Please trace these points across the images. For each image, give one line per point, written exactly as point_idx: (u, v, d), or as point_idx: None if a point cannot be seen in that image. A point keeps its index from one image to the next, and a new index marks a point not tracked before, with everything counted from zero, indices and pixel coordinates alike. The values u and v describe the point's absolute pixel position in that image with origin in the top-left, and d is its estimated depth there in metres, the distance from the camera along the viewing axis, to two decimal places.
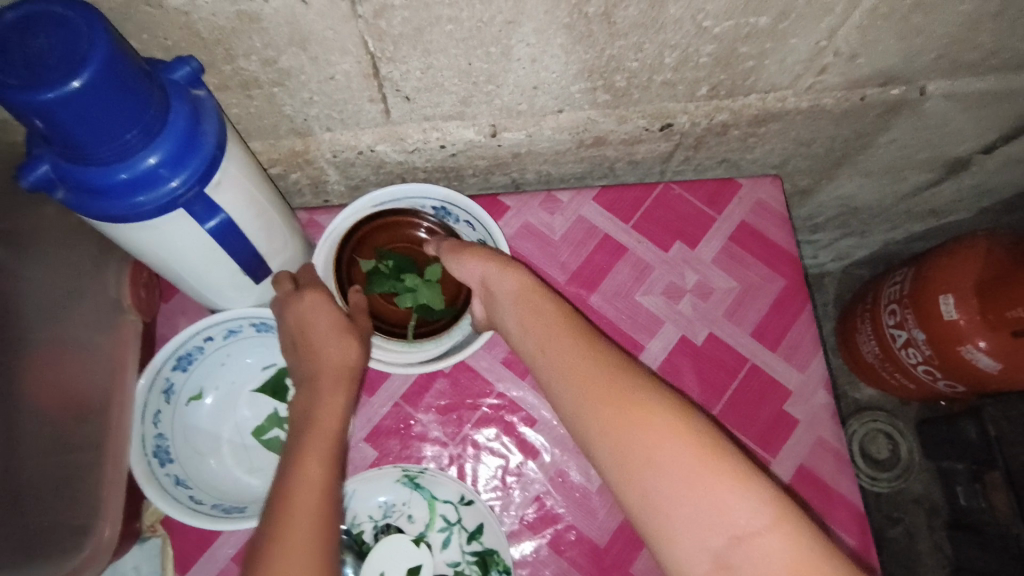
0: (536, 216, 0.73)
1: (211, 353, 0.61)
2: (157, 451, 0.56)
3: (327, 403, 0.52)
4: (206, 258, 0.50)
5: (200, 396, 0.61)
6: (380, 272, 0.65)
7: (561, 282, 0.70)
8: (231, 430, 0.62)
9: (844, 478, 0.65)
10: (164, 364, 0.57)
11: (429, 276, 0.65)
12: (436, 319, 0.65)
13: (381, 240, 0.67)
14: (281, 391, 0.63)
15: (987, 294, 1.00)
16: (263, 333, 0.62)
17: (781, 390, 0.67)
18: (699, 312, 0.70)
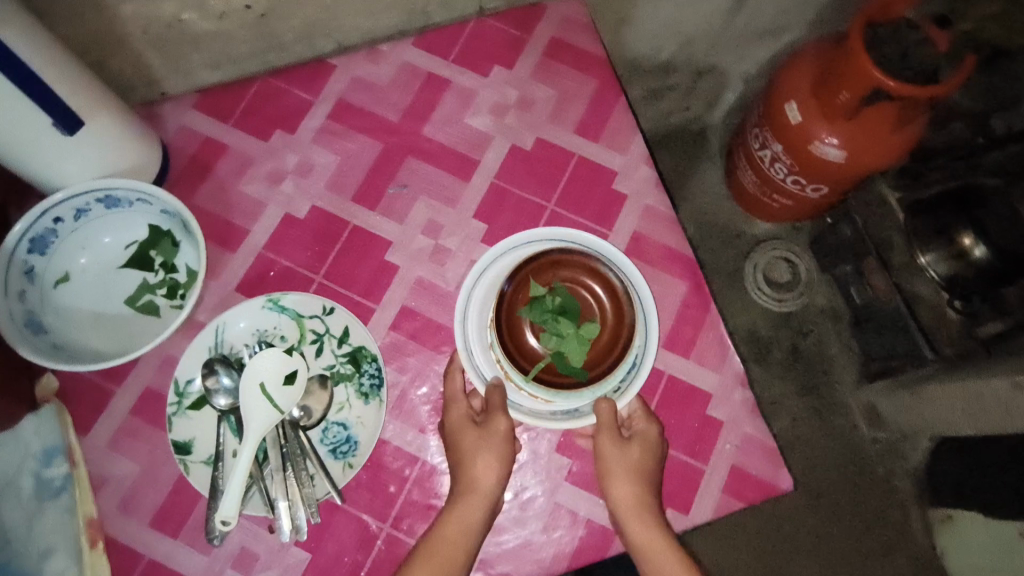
0: (362, 69, 0.77)
1: (67, 236, 0.65)
2: (29, 322, 0.60)
3: (451, 523, 0.58)
4: (9, 119, 0.54)
5: (67, 279, 0.65)
6: (545, 303, 0.62)
7: (395, 120, 0.75)
8: (106, 305, 0.66)
9: (675, 235, 0.73)
10: (17, 246, 0.61)
11: (586, 331, 0.61)
12: (565, 374, 0.61)
13: (565, 274, 0.63)
14: (146, 262, 0.67)
15: (822, 90, 1.09)
16: (113, 209, 0.65)
17: (608, 173, 0.75)
18: (525, 121, 0.76)
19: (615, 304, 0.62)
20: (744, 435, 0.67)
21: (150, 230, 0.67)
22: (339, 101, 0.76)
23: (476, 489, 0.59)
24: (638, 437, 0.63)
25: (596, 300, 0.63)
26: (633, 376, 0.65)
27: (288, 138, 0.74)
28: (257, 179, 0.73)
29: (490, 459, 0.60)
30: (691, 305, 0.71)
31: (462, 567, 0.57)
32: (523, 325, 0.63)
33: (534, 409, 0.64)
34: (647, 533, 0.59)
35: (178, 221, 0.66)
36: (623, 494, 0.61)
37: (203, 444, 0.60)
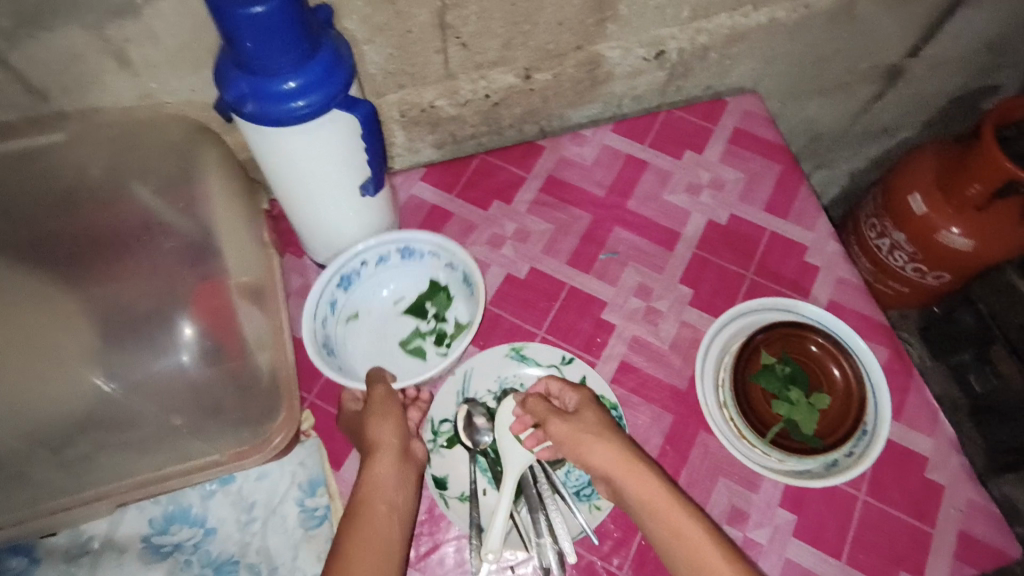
0: (568, 150, 0.87)
1: (366, 279, 0.73)
2: (326, 345, 0.68)
3: (371, 478, 0.58)
4: (332, 177, 0.62)
5: (355, 317, 0.73)
6: (776, 372, 0.68)
7: (601, 195, 0.84)
8: (382, 346, 0.72)
9: (868, 303, 0.78)
10: (332, 280, 0.70)
11: (816, 401, 0.67)
12: (800, 441, 0.65)
13: (794, 346, 0.69)
14: (422, 311, 0.74)
15: (948, 185, 1.17)
16: (405, 259, 0.74)
17: (799, 246, 0.81)
18: (718, 200, 0.84)
19: (849, 381, 0.66)
20: (968, 499, 0.68)
21: (432, 284, 0.75)
22: (549, 177, 0.85)
23: (376, 449, 0.59)
24: (583, 409, 0.63)
25: (826, 375, 0.68)
26: (867, 445, 0.66)
27: (506, 207, 0.83)
28: (480, 242, 0.80)
29: (388, 420, 0.61)
30: (894, 369, 0.74)
31: (390, 529, 0.56)
32: (755, 392, 0.67)
33: (771, 468, 0.66)
34: (639, 485, 0.57)
35: (460, 274, 0.73)
36: (606, 462, 0.59)
37: (456, 479, 0.65)
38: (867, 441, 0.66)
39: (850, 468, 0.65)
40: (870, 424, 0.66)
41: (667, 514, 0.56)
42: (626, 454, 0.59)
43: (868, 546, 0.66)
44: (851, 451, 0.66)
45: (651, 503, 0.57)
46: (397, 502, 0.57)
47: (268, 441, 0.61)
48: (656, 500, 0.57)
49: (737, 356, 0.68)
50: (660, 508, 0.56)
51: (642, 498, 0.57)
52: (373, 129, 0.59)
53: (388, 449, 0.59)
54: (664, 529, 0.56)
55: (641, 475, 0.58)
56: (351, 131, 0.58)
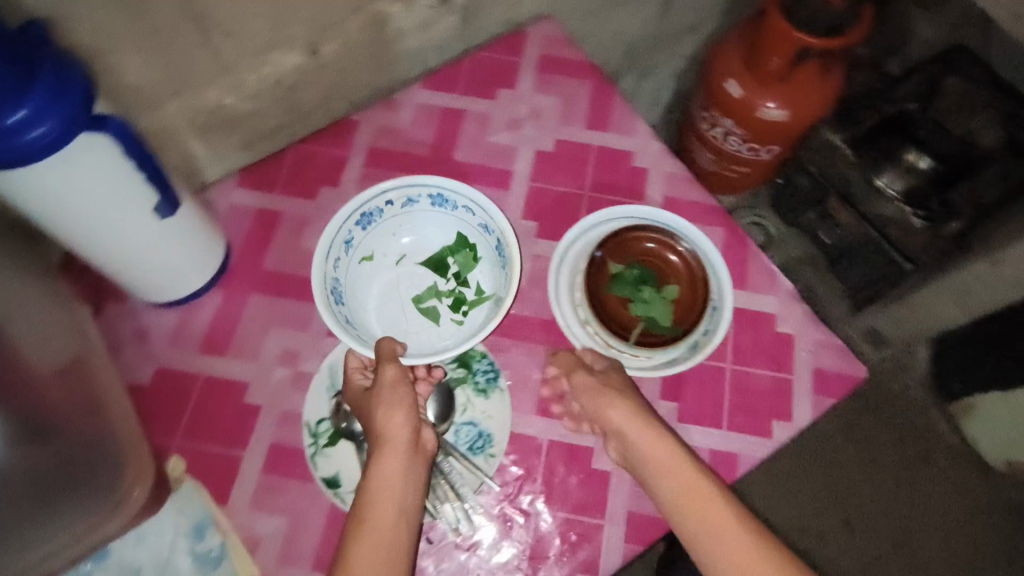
0: (382, 117, 0.84)
1: (388, 218, 0.76)
2: (336, 291, 0.70)
3: (380, 474, 0.57)
4: (113, 209, 0.56)
5: (370, 259, 0.76)
6: (626, 278, 0.71)
7: (427, 154, 0.83)
8: (395, 296, 0.77)
9: (697, 190, 0.82)
10: (351, 217, 0.72)
11: (667, 292, 0.71)
12: (661, 333, 0.69)
13: (636, 249, 0.72)
14: (441, 266, 0.77)
15: (752, 63, 1.23)
16: (434, 206, 0.77)
17: (625, 153, 0.83)
18: (540, 129, 0.84)
19: (688, 267, 0.71)
20: (816, 338, 0.75)
21: (458, 238, 0.78)
22: (371, 150, 0.83)
23: (388, 443, 0.58)
24: (611, 367, 0.67)
25: (669, 267, 0.72)
26: (718, 320, 0.69)
27: (335, 192, 0.80)
28: (317, 234, 0.78)
29: (402, 412, 0.59)
30: (731, 244, 0.79)
31: (396, 525, 0.55)
32: (611, 301, 0.72)
33: (640, 367, 0.69)
34: (655, 443, 0.61)
35: (491, 237, 0.75)
36: (624, 419, 0.63)
37: (348, 475, 0.63)
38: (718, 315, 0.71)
39: (708, 344, 0.68)
40: (716, 299, 0.70)
41: (679, 472, 0.60)
42: (642, 412, 0.63)
43: (746, 409, 0.71)
44: (706, 330, 0.69)
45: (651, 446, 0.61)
46: (405, 496, 0.56)
47: (126, 498, 0.59)
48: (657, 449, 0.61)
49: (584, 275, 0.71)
50: (674, 469, 0.60)
51: (646, 447, 0.61)
52: (138, 146, 0.54)
53: (398, 446, 0.58)
54: (674, 487, 0.59)
55: (656, 438, 0.62)
56: (115, 152, 0.53)
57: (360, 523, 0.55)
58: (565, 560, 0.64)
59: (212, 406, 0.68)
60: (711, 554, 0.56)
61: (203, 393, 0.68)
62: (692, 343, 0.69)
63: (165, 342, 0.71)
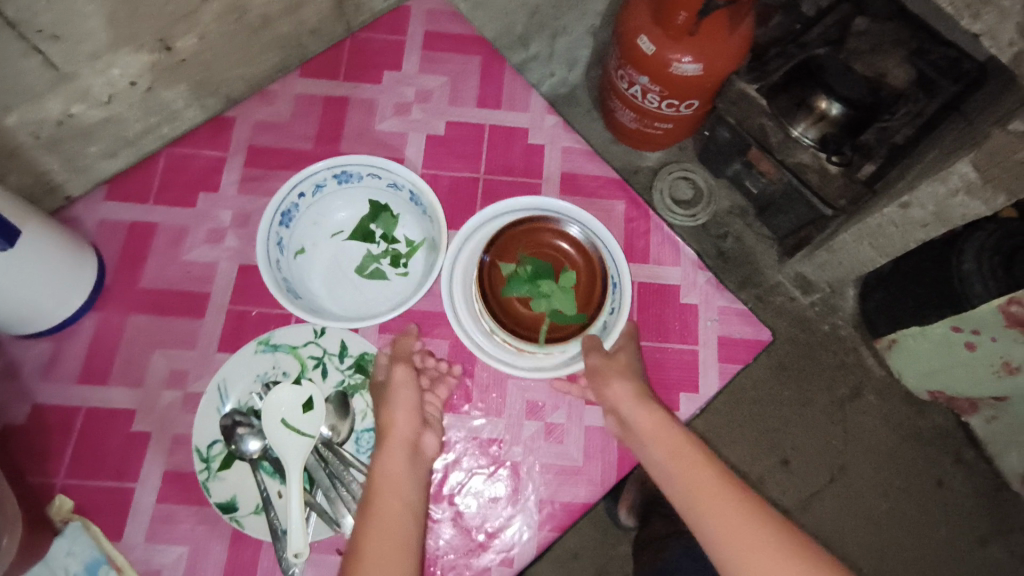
0: (260, 112, 0.79)
1: (306, 210, 0.71)
2: (287, 288, 0.67)
3: (382, 466, 0.58)
4: None
5: (303, 252, 0.72)
6: (521, 276, 0.68)
7: (311, 148, 0.78)
8: (341, 274, 0.73)
9: (596, 163, 0.80)
10: (272, 220, 0.67)
11: (564, 280, 0.68)
12: (568, 324, 0.68)
13: (525, 242, 0.70)
14: (371, 235, 0.74)
15: (660, 16, 1.14)
16: (342, 184, 0.72)
17: (520, 130, 0.80)
18: (429, 111, 0.81)
19: (581, 250, 0.69)
20: (720, 306, 0.75)
21: (373, 205, 0.74)
22: (250, 148, 0.78)
23: (389, 438, 0.59)
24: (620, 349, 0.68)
25: (561, 254, 0.70)
26: (620, 295, 0.70)
27: (214, 196, 0.75)
28: (198, 243, 0.73)
29: (403, 409, 0.61)
30: (632, 217, 0.78)
31: (403, 517, 0.55)
32: (510, 302, 0.69)
33: (556, 364, 0.69)
34: (644, 412, 0.62)
35: (405, 191, 0.72)
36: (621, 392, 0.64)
37: (247, 499, 0.61)
38: (619, 290, 0.70)
39: (618, 319, 0.69)
40: (614, 274, 0.70)
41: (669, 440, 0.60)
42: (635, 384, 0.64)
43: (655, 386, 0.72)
44: (612, 308, 0.70)
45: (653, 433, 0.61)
46: (409, 497, 0.57)
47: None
48: (660, 433, 0.61)
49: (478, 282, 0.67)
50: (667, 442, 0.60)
51: (649, 425, 0.61)
52: None
53: (402, 441, 0.60)
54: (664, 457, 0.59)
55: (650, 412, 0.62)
56: None
57: (364, 514, 0.54)
58: (483, 553, 0.64)
59: (95, 438, 0.65)
60: (711, 517, 0.54)
61: (85, 425, 0.65)
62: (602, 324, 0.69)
63: (39, 373, 0.67)
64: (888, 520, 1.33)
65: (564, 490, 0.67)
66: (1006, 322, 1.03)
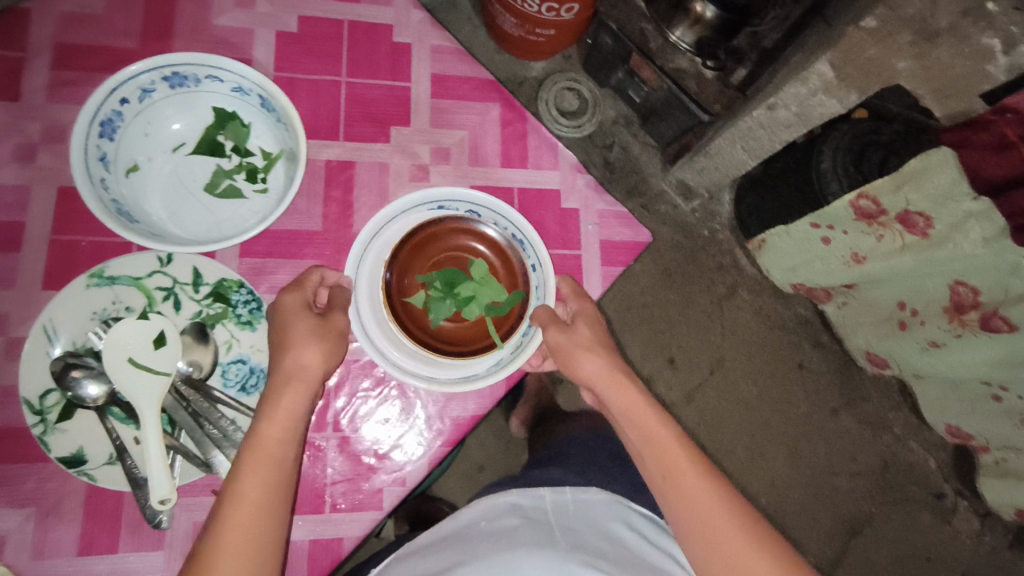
0: (64, 1, 0.66)
1: (132, 119, 0.61)
2: (120, 211, 0.58)
3: (285, 405, 0.53)
4: None
5: (137, 170, 0.62)
6: (438, 297, 0.66)
7: (136, 47, 0.67)
8: (185, 193, 0.65)
9: (470, 64, 0.74)
10: (89, 131, 0.56)
11: (478, 272, 0.67)
12: (508, 311, 0.66)
13: (422, 257, 0.67)
14: (218, 148, 0.66)
15: None
16: (177, 87, 0.62)
17: (383, 27, 0.73)
18: (277, 4, 0.71)
19: (475, 234, 0.68)
20: (601, 211, 0.74)
21: (216, 113, 0.65)
22: (56, 47, 0.65)
23: (294, 380, 0.54)
24: (579, 321, 0.65)
25: (458, 250, 0.68)
26: (534, 248, 0.65)
27: (15, 106, 0.63)
28: (2, 164, 0.61)
29: (319, 348, 0.55)
30: (510, 121, 0.74)
31: (288, 471, 0.52)
32: (444, 327, 0.67)
33: (512, 349, 0.65)
34: (592, 356, 0.63)
35: (255, 96, 0.64)
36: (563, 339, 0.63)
37: (96, 448, 0.54)
38: (526, 242, 0.66)
39: (547, 273, 0.65)
40: (517, 233, 0.66)
41: (617, 386, 0.63)
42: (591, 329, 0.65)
43: None
44: (532, 263, 0.66)
45: (630, 402, 0.62)
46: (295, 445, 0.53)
47: None
48: (631, 401, 0.62)
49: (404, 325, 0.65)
50: (620, 393, 0.63)
51: (596, 363, 0.63)
52: None
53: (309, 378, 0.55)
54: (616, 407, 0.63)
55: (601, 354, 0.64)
56: None
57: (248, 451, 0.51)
58: (374, 475, 0.63)
59: None
60: (661, 477, 0.59)
61: None
62: (534, 287, 0.66)
63: None
64: (759, 405, 1.47)
65: (453, 405, 0.66)
66: (855, 216, 1.11)
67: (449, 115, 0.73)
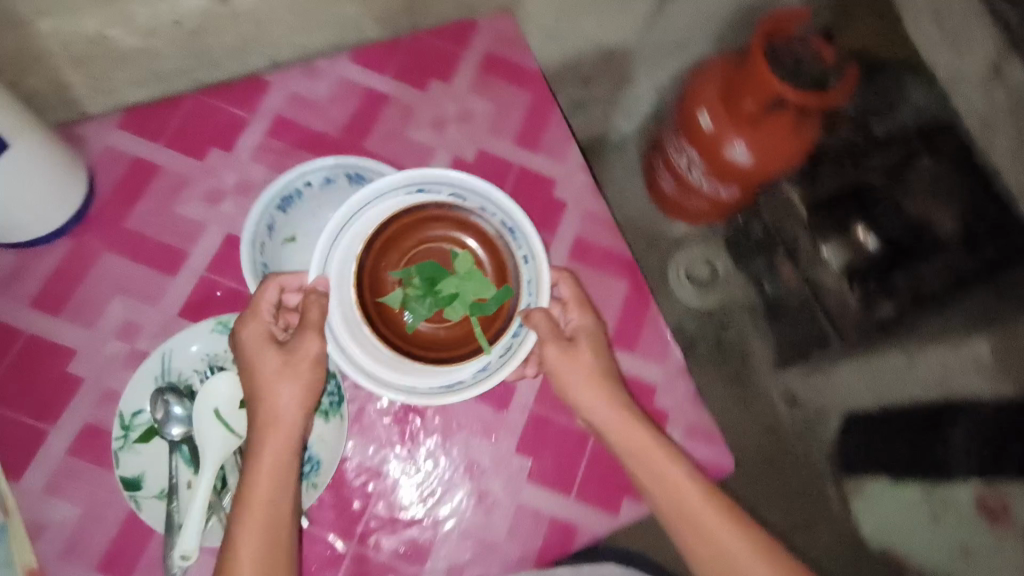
0: (299, 85, 0.77)
1: (309, 200, 0.70)
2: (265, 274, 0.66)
3: (268, 458, 0.55)
4: None
5: (294, 241, 0.70)
6: (417, 297, 0.64)
7: (337, 136, 0.76)
8: None
9: (613, 238, 0.77)
10: (270, 201, 0.67)
11: (462, 267, 0.65)
12: (495, 309, 0.64)
13: (398, 249, 0.65)
14: None
15: (730, 98, 1.13)
16: (355, 184, 0.70)
17: (548, 182, 0.77)
18: (466, 134, 0.78)
19: (458, 223, 0.65)
20: (690, 422, 0.72)
21: None
22: (277, 118, 0.75)
23: (275, 424, 0.56)
24: (582, 335, 0.66)
25: (437, 241, 0.66)
26: (525, 239, 0.64)
27: (226, 156, 0.73)
28: (194, 199, 0.71)
29: (294, 388, 0.57)
30: (631, 303, 0.75)
31: (282, 528, 0.53)
32: (421, 330, 0.65)
33: (502, 356, 0.63)
34: (612, 407, 0.63)
35: None
36: (590, 396, 0.63)
37: (155, 478, 0.58)
38: (513, 232, 0.65)
39: (538, 266, 0.64)
40: (503, 222, 0.65)
41: (634, 435, 0.62)
42: (604, 376, 0.64)
43: (601, 463, 0.68)
44: (523, 257, 0.64)
45: (665, 478, 0.60)
46: (275, 494, 0.54)
47: None
48: (663, 473, 0.60)
49: (379, 328, 0.62)
50: (634, 439, 0.62)
51: (608, 413, 0.63)
52: None
53: (287, 426, 0.56)
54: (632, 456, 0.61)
55: (619, 409, 0.63)
56: None
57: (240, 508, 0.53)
58: None
59: (28, 368, 0.62)
60: (687, 531, 0.58)
61: (22, 350, 0.63)
62: (524, 282, 0.64)
63: None
64: None
65: (478, 564, 0.64)
66: (976, 509, 0.98)
67: (576, 277, 0.75)
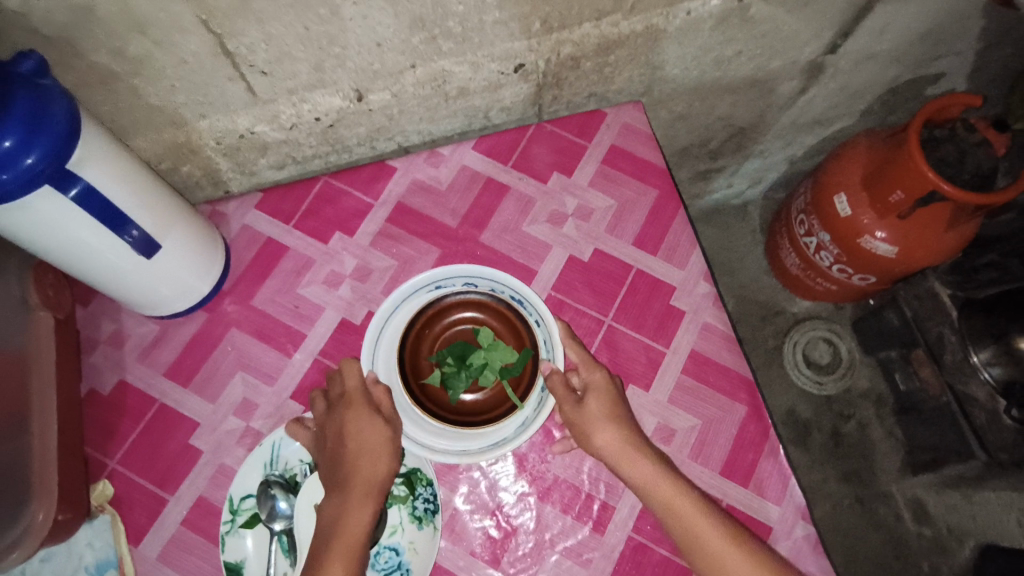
0: (423, 172, 0.78)
1: None
2: None
3: (353, 516, 0.56)
4: (72, 243, 0.55)
5: None
6: (452, 376, 0.64)
7: (453, 225, 0.76)
8: None
9: (732, 354, 0.71)
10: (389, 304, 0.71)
11: (486, 340, 0.65)
12: (521, 372, 0.64)
13: (427, 339, 0.66)
14: None
15: (874, 184, 1.02)
16: None
17: (666, 288, 0.73)
18: (583, 231, 0.75)
19: (472, 304, 0.66)
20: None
21: None
22: (399, 205, 0.77)
23: (358, 481, 0.58)
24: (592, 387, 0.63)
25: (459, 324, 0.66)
26: (533, 306, 0.65)
27: (347, 240, 0.75)
28: (316, 282, 0.73)
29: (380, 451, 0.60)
30: (748, 431, 0.68)
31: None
32: (465, 403, 0.65)
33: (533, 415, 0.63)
34: (635, 469, 0.59)
35: None
36: (610, 446, 0.60)
37: (253, 565, 0.60)
38: (523, 301, 0.66)
39: (550, 326, 0.65)
40: (512, 295, 0.66)
41: (670, 498, 0.57)
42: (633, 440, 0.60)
43: None
44: (536, 321, 0.65)
45: (695, 534, 0.55)
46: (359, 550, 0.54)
47: (30, 522, 0.58)
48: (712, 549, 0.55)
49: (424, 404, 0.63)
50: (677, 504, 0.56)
51: (633, 472, 0.58)
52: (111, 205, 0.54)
53: (372, 489, 0.58)
54: (674, 526, 0.56)
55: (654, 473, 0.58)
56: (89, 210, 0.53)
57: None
58: None
59: (156, 436, 0.67)
60: None
61: (153, 418, 0.68)
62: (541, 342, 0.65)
63: (135, 353, 0.71)
64: None
65: None
66: None
67: (690, 397, 0.69)
